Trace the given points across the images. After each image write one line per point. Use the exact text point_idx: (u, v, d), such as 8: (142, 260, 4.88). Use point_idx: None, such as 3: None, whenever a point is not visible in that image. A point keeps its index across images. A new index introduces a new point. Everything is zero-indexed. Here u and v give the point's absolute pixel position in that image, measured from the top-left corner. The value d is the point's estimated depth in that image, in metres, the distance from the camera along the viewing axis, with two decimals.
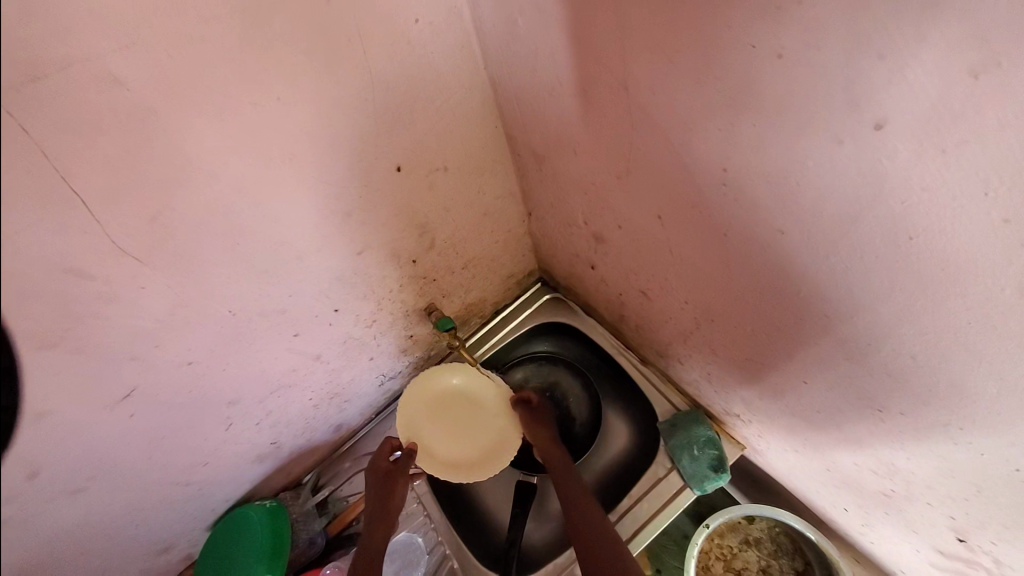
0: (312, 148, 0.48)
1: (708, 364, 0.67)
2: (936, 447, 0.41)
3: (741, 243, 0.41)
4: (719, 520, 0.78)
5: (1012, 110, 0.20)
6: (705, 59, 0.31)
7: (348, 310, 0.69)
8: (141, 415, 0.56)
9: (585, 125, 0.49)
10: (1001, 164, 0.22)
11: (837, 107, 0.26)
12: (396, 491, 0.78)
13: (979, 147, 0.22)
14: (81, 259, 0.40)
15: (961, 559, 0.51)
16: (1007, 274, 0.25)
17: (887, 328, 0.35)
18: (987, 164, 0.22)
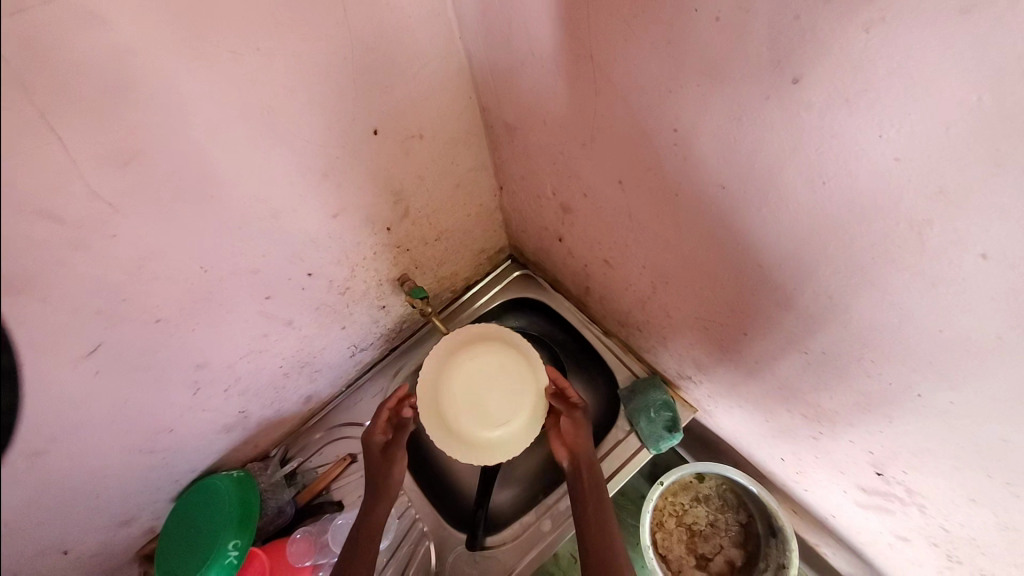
0: (289, 105, 0.49)
1: (665, 329, 0.73)
2: (855, 382, 0.47)
3: (691, 201, 0.46)
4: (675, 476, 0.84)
5: (896, 60, 0.25)
6: (658, 24, 0.35)
7: (321, 276, 0.70)
8: (108, 374, 0.56)
9: (552, 94, 0.52)
10: (889, 110, 0.27)
11: (765, 64, 0.31)
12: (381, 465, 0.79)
13: (873, 95, 0.27)
14: (54, 200, 0.40)
15: (880, 493, 0.58)
16: (900, 207, 0.30)
17: (812, 270, 0.40)
18: (880, 109, 0.27)
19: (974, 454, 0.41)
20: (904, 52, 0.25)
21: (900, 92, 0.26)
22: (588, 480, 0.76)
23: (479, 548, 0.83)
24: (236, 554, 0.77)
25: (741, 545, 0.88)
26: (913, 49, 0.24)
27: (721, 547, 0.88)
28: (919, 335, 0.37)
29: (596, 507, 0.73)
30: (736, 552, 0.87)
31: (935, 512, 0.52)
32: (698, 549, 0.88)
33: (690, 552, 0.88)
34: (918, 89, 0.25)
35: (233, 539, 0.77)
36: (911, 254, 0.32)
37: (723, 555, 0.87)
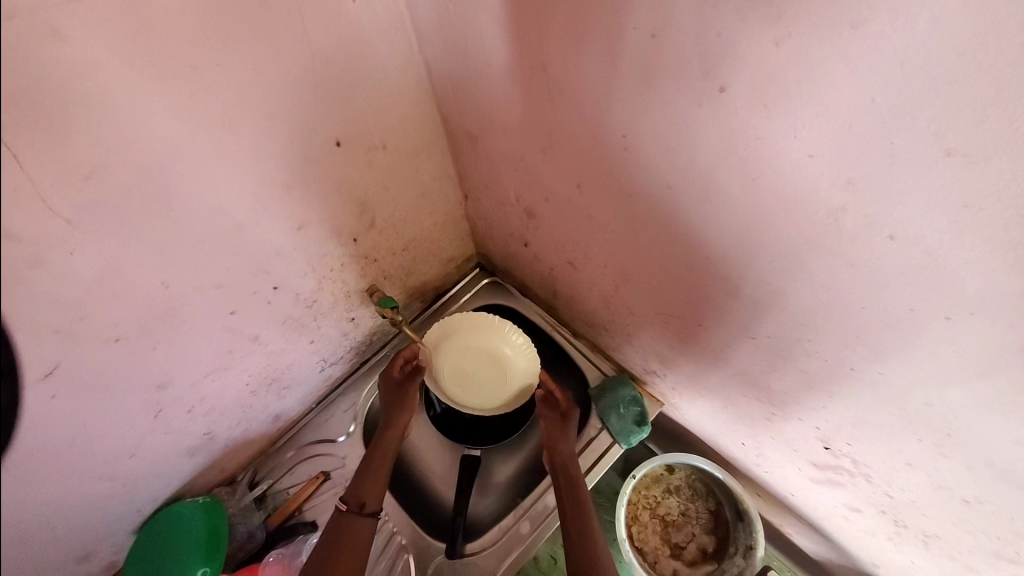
0: (251, 118, 0.50)
1: (628, 326, 0.76)
2: (798, 361, 0.51)
3: (643, 200, 0.49)
4: (644, 470, 0.87)
5: (802, 70, 0.29)
6: (602, 39, 0.38)
7: (287, 289, 0.70)
8: (62, 398, 0.54)
9: (510, 105, 0.55)
10: (800, 112, 0.31)
11: (696, 75, 0.34)
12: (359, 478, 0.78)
13: (787, 100, 0.31)
14: (5, 218, 0.39)
15: (829, 467, 0.62)
16: (818, 198, 0.34)
17: (751, 260, 0.44)
18: (793, 112, 0.31)
19: (904, 419, 0.46)
20: (808, 62, 0.28)
21: (809, 97, 0.30)
22: (567, 476, 0.78)
23: (458, 557, 0.83)
24: None
25: (712, 532, 0.91)
26: (815, 59, 0.28)
27: (694, 535, 0.91)
28: (847, 312, 0.41)
29: (574, 506, 0.74)
30: (708, 539, 0.90)
31: (879, 479, 0.56)
32: (672, 539, 0.91)
33: (665, 542, 0.91)
34: (822, 95, 0.29)
35: (200, 568, 0.76)
36: (829, 239, 0.36)
37: (695, 543, 0.90)
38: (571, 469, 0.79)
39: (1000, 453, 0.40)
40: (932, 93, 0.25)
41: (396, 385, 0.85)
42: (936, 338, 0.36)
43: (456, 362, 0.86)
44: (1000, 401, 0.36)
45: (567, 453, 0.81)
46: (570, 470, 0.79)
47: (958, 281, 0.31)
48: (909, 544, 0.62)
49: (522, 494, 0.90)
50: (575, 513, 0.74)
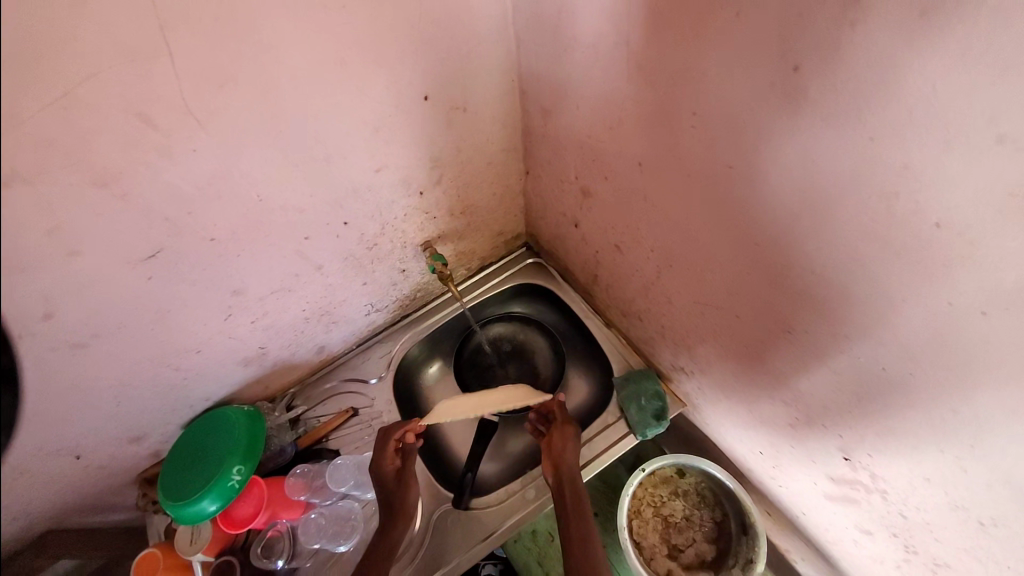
0: (359, 60, 0.57)
1: (664, 317, 0.78)
2: (831, 361, 0.52)
3: (701, 181, 0.52)
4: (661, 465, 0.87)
5: (873, 52, 0.32)
6: (689, 17, 0.42)
7: (355, 228, 0.77)
8: (157, 282, 0.62)
9: (589, 83, 0.59)
10: (865, 93, 0.33)
11: (772, 54, 0.37)
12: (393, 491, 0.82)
13: (854, 82, 0.34)
14: (153, 110, 0.47)
15: (847, 484, 0.62)
16: (875, 182, 0.36)
17: (798, 247, 0.46)
18: (858, 94, 0.34)
19: (931, 429, 0.46)
20: (878, 45, 0.31)
21: (875, 79, 0.32)
22: (571, 489, 0.78)
23: (464, 508, 0.87)
24: (240, 479, 0.80)
25: (714, 541, 0.91)
26: (885, 44, 0.31)
27: (694, 540, 0.91)
28: (887, 307, 0.42)
29: (578, 517, 0.74)
30: (708, 547, 0.90)
31: (895, 497, 0.56)
32: (671, 540, 0.92)
33: (664, 542, 0.92)
34: (887, 78, 0.32)
35: (237, 463, 0.80)
36: (881, 226, 0.38)
37: (694, 548, 0.91)
38: (574, 480, 0.80)
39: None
40: (991, 78, 0.28)
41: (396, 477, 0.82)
42: (973, 334, 0.37)
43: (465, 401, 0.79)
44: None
45: (570, 462, 0.81)
46: (574, 481, 0.80)
47: (998, 273, 0.33)
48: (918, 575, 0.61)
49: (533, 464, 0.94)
50: (579, 523, 0.74)
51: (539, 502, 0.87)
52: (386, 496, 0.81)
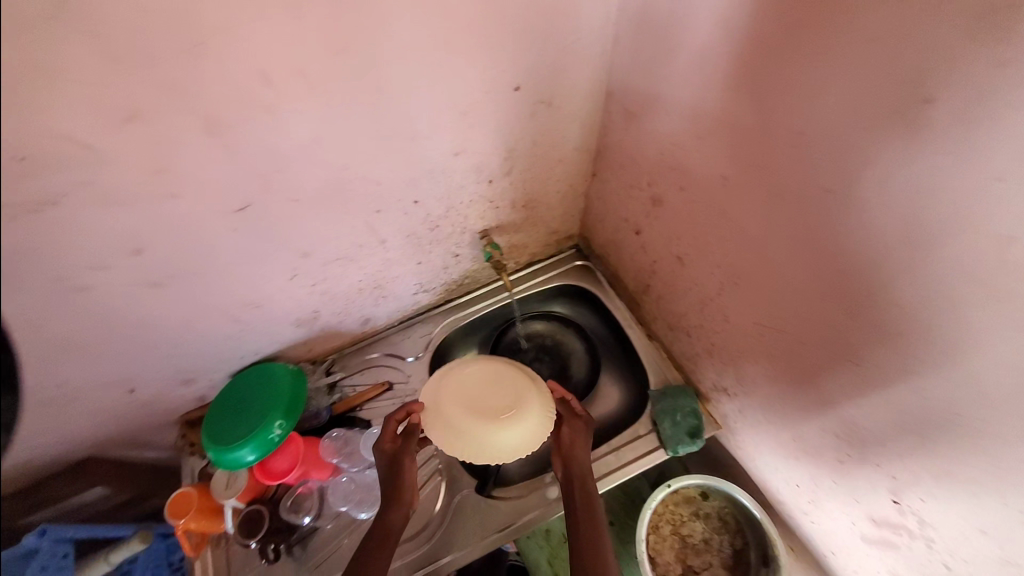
0: (465, 44, 0.58)
1: (716, 336, 0.77)
2: (899, 401, 0.51)
3: (792, 201, 0.52)
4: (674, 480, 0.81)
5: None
6: (817, 36, 0.42)
7: (423, 208, 0.78)
8: (239, 234, 0.64)
9: (686, 92, 0.59)
10: (1003, 133, 0.33)
11: (905, 83, 0.37)
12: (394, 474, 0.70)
13: (994, 121, 0.33)
14: (273, 70, 0.49)
15: (890, 526, 0.61)
16: (995, 224, 0.36)
17: (888, 281, 0.45)
18: (995, 133, 0.33)
19: (1003, 484, 0.45)
20: None
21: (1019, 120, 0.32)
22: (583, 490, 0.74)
23: (484, 496, 0.89)
24: (279, 434, 0.83)
25: (730, 569, 0.90)
26: None
27: (711, 564, 0.90)
28: (978, 353, 0.41)
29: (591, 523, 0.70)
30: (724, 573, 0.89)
31: (942, 547, 0.54)
32: (687, 560, 0.91)
33: (679, 561, 0.91)
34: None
35: (278, 419, 0.83)
36: (991, 269, 0.37)
37: (710, 572, 0.90)
38: (586, 482, 0.75)
39: None
40: None
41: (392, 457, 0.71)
42: None
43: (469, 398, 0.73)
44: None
45: (582, 462, 0.76)
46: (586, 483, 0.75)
47: None
48: None
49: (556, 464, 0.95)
50: (590, 528, 0.70)
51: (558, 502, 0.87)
52: (384, 479, 0.70)
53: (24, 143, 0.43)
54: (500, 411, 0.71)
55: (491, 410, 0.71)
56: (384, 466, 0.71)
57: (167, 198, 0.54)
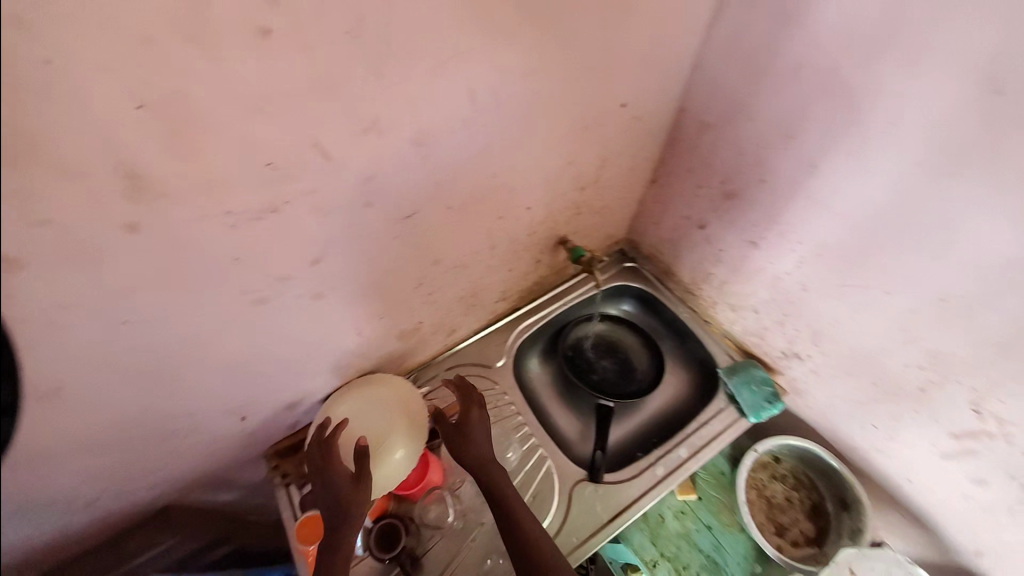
0: (601, 66, 0.69)
1: (787, 307, 0.90)
2: (979, 319, 0.65)
3: (882, 174, 0.66)
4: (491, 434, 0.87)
5: None
6: (912, 42, 0.58)
7: (530, 215, 0.86)
8: (397, 241, 0.68)
9: (776, 101, 0.74)
10: None
11: (994, 66, 0.53)
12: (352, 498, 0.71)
13: None
14: (479, 85, 0.57)
15: (970, 435, 0.74)
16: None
17: (977, 220, 0.61)
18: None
19: None
20: None
21: None
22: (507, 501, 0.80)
23: (600, 482, 0.94)
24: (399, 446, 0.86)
25: (813, 520, 1.00)
26: None
27: (797, 520, 1.00)
28: None
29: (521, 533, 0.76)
30: (809, 525, 0.99)
31: (1021, 438, 0.69)
32: (777, 519, 1.00)
33: (770, 521, 1.00)
34: None
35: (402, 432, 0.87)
36: None
37: (798, 526, 0.99)
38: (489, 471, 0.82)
39: None
40: None
41: (351, 477, 0.72)
42: None
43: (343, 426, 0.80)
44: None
45: (483, 450, 0.83)
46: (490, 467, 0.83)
47: None
48: None
49: (641, 449, 1.02)
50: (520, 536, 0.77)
51: (667, 477, 0.95)
52: (338, 495, 0.71)
53: (280, 152, 0.48)
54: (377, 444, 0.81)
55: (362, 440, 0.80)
56: (337, 486, 0.71)
57: (363, 203, 0.59)
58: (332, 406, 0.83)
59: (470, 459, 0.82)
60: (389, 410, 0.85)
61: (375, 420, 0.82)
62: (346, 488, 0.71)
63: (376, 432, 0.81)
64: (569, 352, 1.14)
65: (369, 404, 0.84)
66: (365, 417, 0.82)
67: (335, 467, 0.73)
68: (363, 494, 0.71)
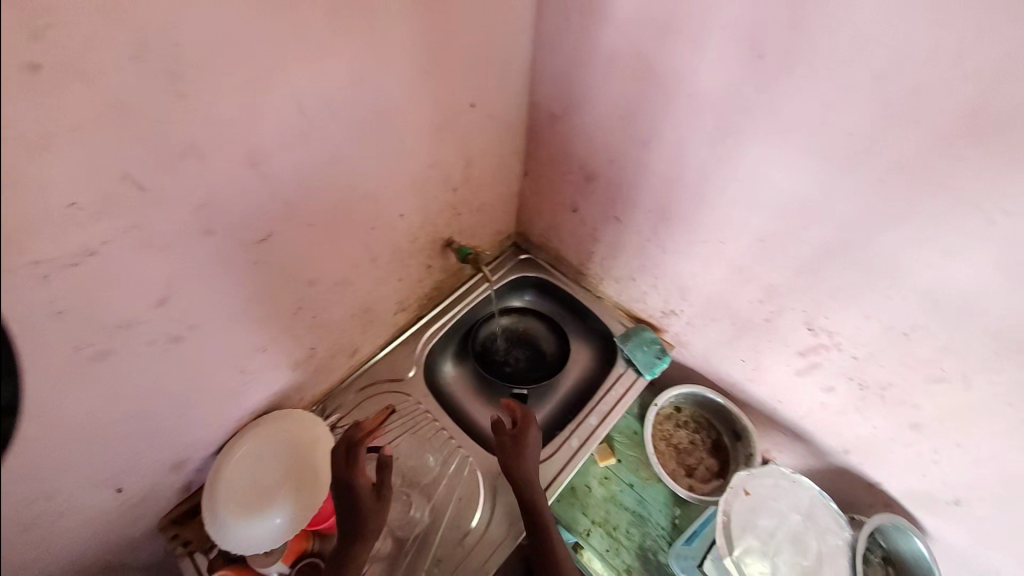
0: (437, 69, 0.72)
1: (657, 271, 1.00)
2: (792, 251, 0.75)
3: (696, 142, 0.75)
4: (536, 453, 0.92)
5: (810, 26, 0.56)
6: (687, 23, 0.65)
7: (405, 221, 0.87)
8: (258, 268, 0.66)
9: (603, 87, 0.81)
10: (806, 51, 0.58)
11: (747, 37, 0.62)
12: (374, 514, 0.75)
13: (802, 46, 0.58)
14: (304, 99, 0.57)
15: (810, 351, 0.85)
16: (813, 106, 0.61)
17: (769, 168, 0.70)
18: (796, 53, 0.59)
19: (867, 276, 0.69)
20: (807, 24, 0.56)
21: (811, 44, 0.57)
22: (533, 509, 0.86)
23: (522, 467, 0.97)
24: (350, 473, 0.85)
25: (716, 456, 1.10)
26: (809, 25, 0.56)
27: (702, 458, 1.10)
28: (829, 185, 0.66)
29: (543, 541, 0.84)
30: (713, 461, 1.09)
31: (847, 345, 0.79)
32: (685, 461, 1.10)
33: (680, 465, 1.10)
34: (822, 37, 0.56)
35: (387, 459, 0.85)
36: (819, 129, 0.62)
37: (704, 464, 1.09)
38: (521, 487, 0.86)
39: (935, 282, 0.64)
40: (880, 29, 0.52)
41: (373, 494, 0.75)
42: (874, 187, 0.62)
43: (241, 479, 0.80)
44: (913, 230, 0.62)
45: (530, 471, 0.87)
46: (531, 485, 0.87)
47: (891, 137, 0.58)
48: (872, 406, 0.83)
49: (560, 427, 1.08)
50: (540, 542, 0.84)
51: (582, 448, 1.00)
52: (355, 511, 0.74)
53: (81, 191, 0.45)
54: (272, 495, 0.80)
55: (263, 490, 0.80)
56: (358, 499, 0.74)
57: (202, 233, 0.56)
58: (228, 458, 0.81)
59: (519, 480, 0.85)
60: (290, 453, 0.84)
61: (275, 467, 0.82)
62: (369, 501, 0.74)
63: (278, 479, 0.82)
64: (481, 350, 1.17)
65: (268, 450, 0.83)
66: (264, 467, 0.82)
67: (359, 477, 0.74)
68: (382, 505, 0.75)
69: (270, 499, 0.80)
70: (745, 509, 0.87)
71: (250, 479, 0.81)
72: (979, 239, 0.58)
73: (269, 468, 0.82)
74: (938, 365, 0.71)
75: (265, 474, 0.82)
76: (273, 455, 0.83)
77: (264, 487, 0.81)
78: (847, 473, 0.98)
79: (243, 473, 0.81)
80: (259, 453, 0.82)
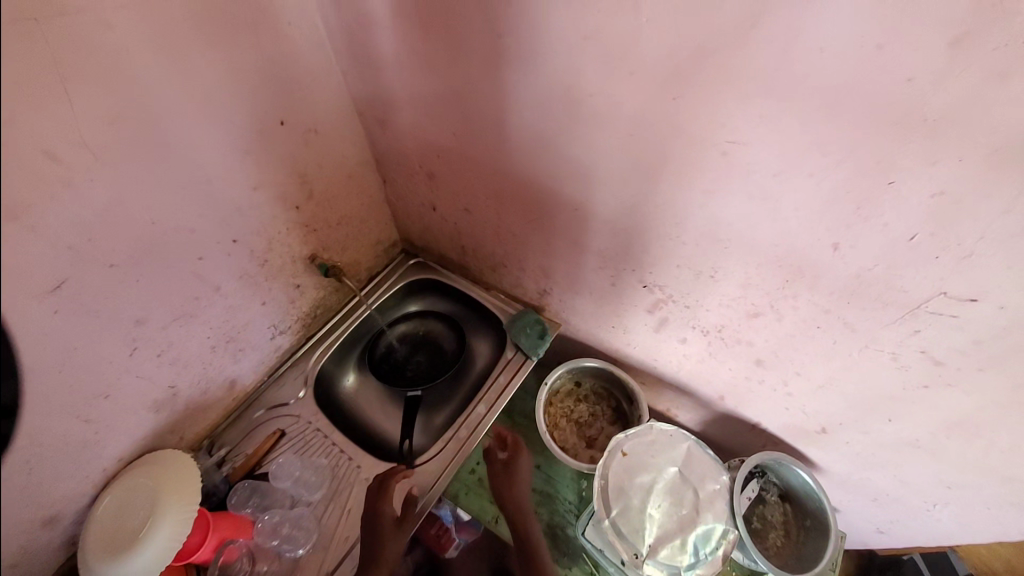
0: (219, 95, 0.73)
1: (516, 253, 1.02)
2: (599, 213, 0.78)
3: (492, 124, 0.78)
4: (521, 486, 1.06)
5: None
6: (439, 12, 0.68)
7: (243, 246, 0.88)
8: (65, 316, 0.67)
9: (403, 85, 0.83)
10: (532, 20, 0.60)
11: (486, 15, 0.64)
12: (391, 543, 0.91)
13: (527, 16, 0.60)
14: (57, 146, 0.58)
15: (656, 307, 0.86)
16: (557, 70, 0.63)
17: (552, 137, 0.72)
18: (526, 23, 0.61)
19: (664, 226, 0.71)
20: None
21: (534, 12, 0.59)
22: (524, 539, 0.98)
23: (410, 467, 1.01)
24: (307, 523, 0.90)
25: (616, 423, 1.12)
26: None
27: (603, 428, 1.12)
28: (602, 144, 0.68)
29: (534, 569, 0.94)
30: (614, 429, 1.11)
31: (676, 295, 0.81)
32: (586, 434, 1.11)
33: (582, 438, 1.11)
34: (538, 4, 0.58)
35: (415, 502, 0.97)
36: (571, 92, 0.64)
37: (604, 433, 1.11)
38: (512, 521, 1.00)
39: (715, 222, 0.65)
40: None
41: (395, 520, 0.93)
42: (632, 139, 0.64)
43: (105, 530, 0.78)
44: (676, 173, 0.64)
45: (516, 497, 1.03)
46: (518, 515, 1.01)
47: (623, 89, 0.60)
48: (720, 351, 0.85)
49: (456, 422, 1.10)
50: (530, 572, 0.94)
51: (471, 440, 1.03)
52: (374, 544, 0.91)
53: None
54: (130, 543, 0.76)
55: (122, 535, 0.77)
56: (381, 528, 0.92)
57: None
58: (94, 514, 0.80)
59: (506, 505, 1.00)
60: (149, 490, 0.81)
61: (135, 508, 0.79)
62: (390, 525, 0.92)
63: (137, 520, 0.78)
64: (381, 359, 1.17)
65: (129, 493, 0.81)
66: (126, 509, 0.79)
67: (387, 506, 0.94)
68: (401, 532, 0.92)
69: (129, 541, 0.76)
70: (621, 469, 0.88)
71: (113, 526, 0.78)
72: (725, 172, 0.59)
73: (130, 510, 0.79)
74: (748, 300, 0.72)
75: (126, 518, 0.78)
76: (133, 496, 0.80)
77: (124, 532, 0.77)
78: (734, 419, 0.99)
79: (107, 524, 0.78)
80: (121, 500, 0.80)
